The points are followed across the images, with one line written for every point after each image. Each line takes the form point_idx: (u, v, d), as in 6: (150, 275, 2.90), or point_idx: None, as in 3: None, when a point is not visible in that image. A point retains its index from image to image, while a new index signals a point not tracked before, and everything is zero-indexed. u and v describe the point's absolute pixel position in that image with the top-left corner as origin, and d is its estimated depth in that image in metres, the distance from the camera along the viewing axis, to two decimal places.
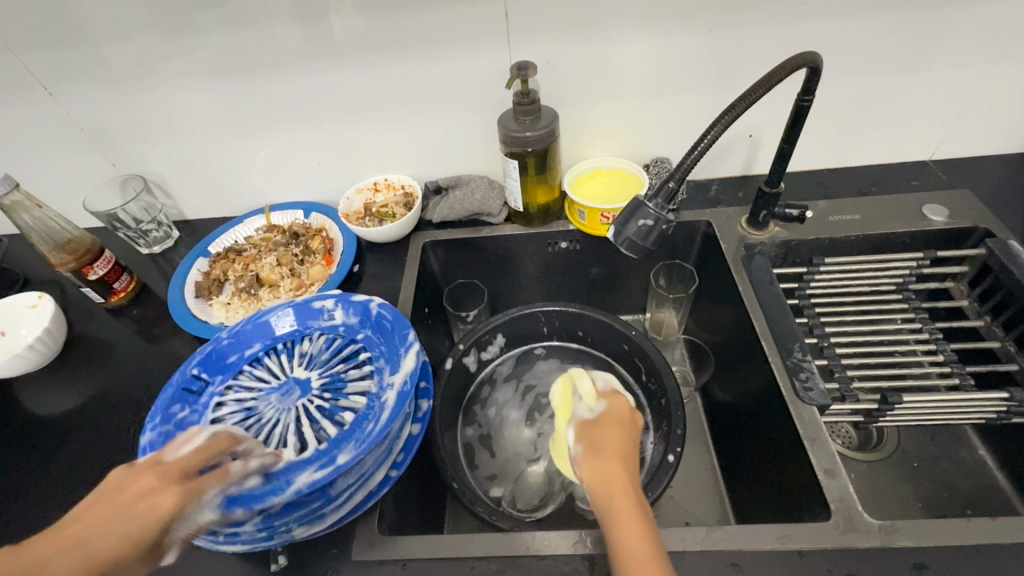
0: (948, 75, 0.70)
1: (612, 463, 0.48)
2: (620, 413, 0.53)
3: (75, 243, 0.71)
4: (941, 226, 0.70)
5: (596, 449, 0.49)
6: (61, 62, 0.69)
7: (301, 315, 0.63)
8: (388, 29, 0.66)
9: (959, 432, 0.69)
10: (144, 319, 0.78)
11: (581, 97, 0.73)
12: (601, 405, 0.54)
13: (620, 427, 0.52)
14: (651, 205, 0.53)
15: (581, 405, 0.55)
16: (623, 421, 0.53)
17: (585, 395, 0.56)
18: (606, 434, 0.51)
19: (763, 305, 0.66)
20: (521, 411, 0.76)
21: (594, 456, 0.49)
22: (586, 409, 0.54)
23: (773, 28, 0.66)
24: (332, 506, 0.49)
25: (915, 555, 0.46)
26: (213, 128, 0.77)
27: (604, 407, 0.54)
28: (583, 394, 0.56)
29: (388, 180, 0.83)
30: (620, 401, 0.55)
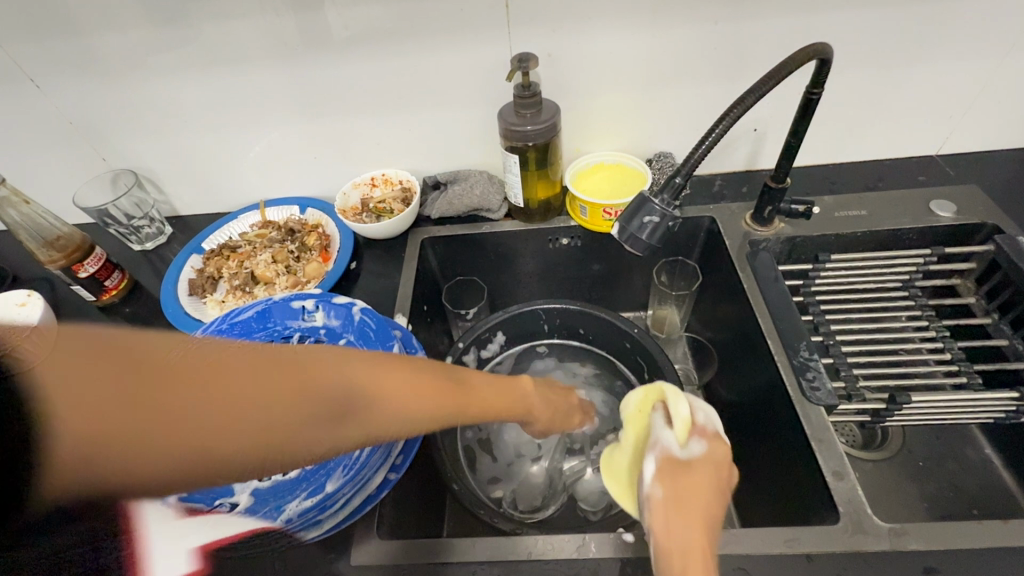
0: (957, 68, 0.69)
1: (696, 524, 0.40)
2: (717, 460, 0.44)
3: (65, 240, 0.69)
4: (949, 222, 0.69)
5: (673, 496, 0.42)
6: (48, 54, 0.67)
7: (285, 319, 0.63)
8: (385, 20, 0.64)
9: (964, 430, 0.68)
10: (137, 317, 0.76)
11: (583, 90, 0.72)
12: (696, 442, 0.45)
13: (709, 473, 0.44)
14: (656, 201, 0.52)
15: (668, 435, 0.46)
16: (714, 468, 0.44)
17: (677, 422, 0.47)
18: (694, 481, 0.43)
19: (768, 303, 0.64)
20: None
21: (673, 502, 0.42)
22: (678, 441, 0.46)
23: (779, 20, 0.64)
24: (329, 512, 0.47)
25: (925, 558, 0.45)
26: (206, 122, 0.75)
27: (700, 449, 0.45)
28: (676, 421, 0.47)
29: (385, 175, 0.81)
30: (720, 447, 0.45)
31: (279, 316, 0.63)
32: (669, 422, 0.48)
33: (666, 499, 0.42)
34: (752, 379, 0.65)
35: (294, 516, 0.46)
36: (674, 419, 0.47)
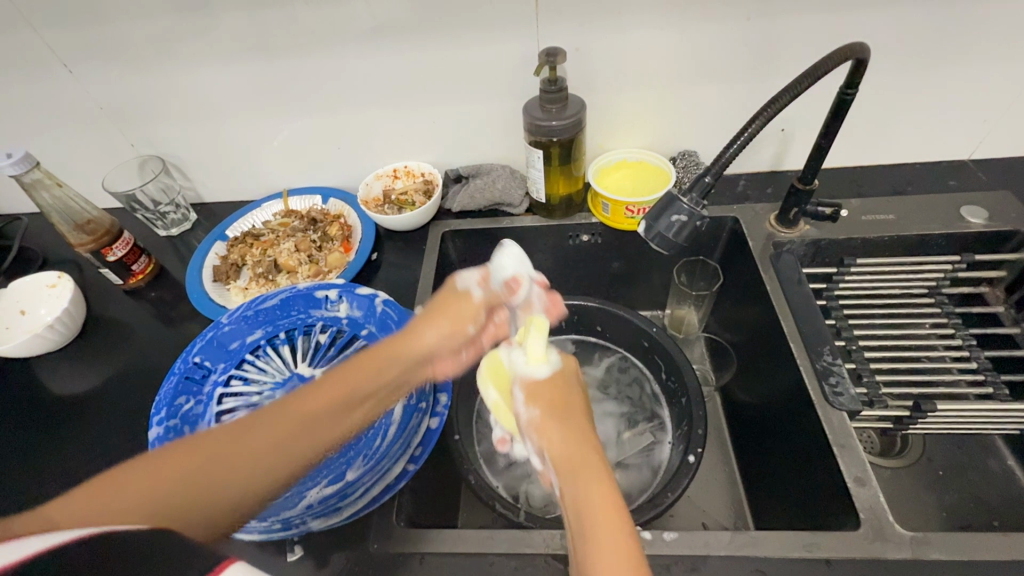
0: (997, 71, 0.67)
1: (586, 460, 0.43)
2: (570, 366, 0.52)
3: (94, 224, 0.70)
4: (980, 229, 0.67)
5: (561, 439, 0.45)
6: (82, 40, 0.68)
7: (309, 308, 0.64)
8: (414, 12, 0.64)
9: (988, 441, 0.66)
10: (162, 302, 0.78)
11: (608, 86, 0.71)
12: (553, 364, 0.51)
13: (571, 390, 0.50)
14: (685, 200, 0.52)
15: (523, 363, 0.50)
16: (571, 382, 0.51)
17: (528, 354, 0.50)
18: (554, 392, 0.49)
19: (792, 305, 0.64)
20: None
21: (549, 418, 0.46)
22: (535, 369, 0.50)
23: (814, 16, 0.63)
24: (349, 500, 0.49)
25: (948, 568, 0.45)
26: (234, 110, 0.76)
27: (556, 360, 0.51)
28: (531, 350, 0.50)
29: (407, 168, 0.81)
30: (565, 361, 0.52)
31: (303, 305, 0.64)
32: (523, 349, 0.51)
33: (552, 442, 0.45)
34: (772, 382, 0.65)
35: (316, 502, 0.48)
36: (523, 354, 0.51)
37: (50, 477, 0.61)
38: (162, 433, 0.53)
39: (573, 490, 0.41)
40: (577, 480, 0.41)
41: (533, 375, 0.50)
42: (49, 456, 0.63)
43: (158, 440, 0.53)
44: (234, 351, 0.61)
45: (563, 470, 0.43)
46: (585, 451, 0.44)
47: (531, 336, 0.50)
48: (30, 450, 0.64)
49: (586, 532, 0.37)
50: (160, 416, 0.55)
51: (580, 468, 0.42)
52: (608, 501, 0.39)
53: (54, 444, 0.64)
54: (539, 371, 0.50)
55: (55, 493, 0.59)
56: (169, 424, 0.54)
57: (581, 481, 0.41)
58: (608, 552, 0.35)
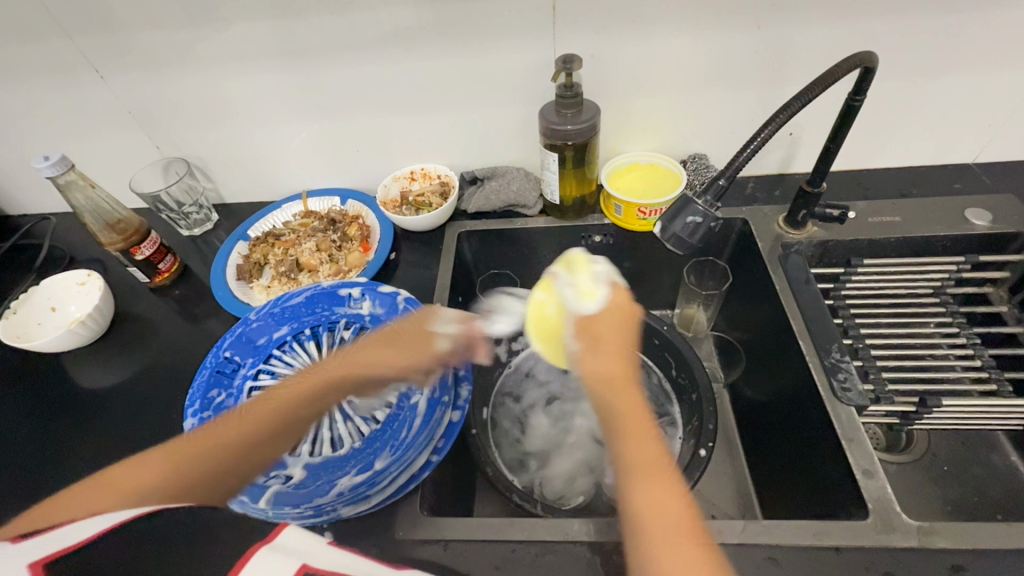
0: (1001, 78, 0.69)
1: (639, 429, 0.44)
2: (628, 301, 0.50)
3: (124, 224, 0.72)
4: (984, 231, 0.69)
5: (606, 380, 0.46)
6: (114, 46, 0.70)
7: (332, 305, 0.66)
8: (435, 20, 0.66)
9: (992, 437, 0.68)
10: (186, 299, 0.80)
11: (622, 91, 0.73)
12: (604, 300, 0.48)
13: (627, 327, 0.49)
14: (700, 202, 0.54)
15: (574, 297, 0.48)
16: (623, 317, 0.49)
17: (579, 293, 0.48)
18: (605, 330, 0.48)
19: (801, 305, 0.65)
20: (540, 397, 0.76)
21: (593, 352, 0.47)
22: (585, 306, 0.48)
23: (823, 25, 0.65)
24: (377, 488, 0.51)
25: (953, 557, 0.47)
26: (257, 114, 0.78)
27: (606, 294, 0.49)
28: (580, 285, 0.48)
29: (424, 170, 0.84)
30: (620, 295, 0.50)
31: (327, 302, 0.66)
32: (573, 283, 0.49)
33: (600, 391, 0.46)
34: (781, 379, 0.67)
35: (346, 490, 0.50)
36: (574, 287, 0.49)
37: (84, 466, 0.63)
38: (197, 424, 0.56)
39: (626, 439, 0.44)
40: (632, 429, 0.44)
41: (584, 311, 0.48)
42: (82, 446, 0.65)
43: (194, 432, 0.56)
44: (262, 346, 0.64)
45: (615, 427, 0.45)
46: (632, 397, 0.46)
47: (581, 272, 0.49)
48: (62, 441, 0.66)
49: (642, 483, 0.41)
50: (194, 408, 0.57)
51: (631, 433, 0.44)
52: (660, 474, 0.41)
53: (85, 436, 0.66)
54: (590, 308, 0.48)
55: None
56: (203, 415, 0.57)
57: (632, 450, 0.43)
58: (662, 502, 0.40)
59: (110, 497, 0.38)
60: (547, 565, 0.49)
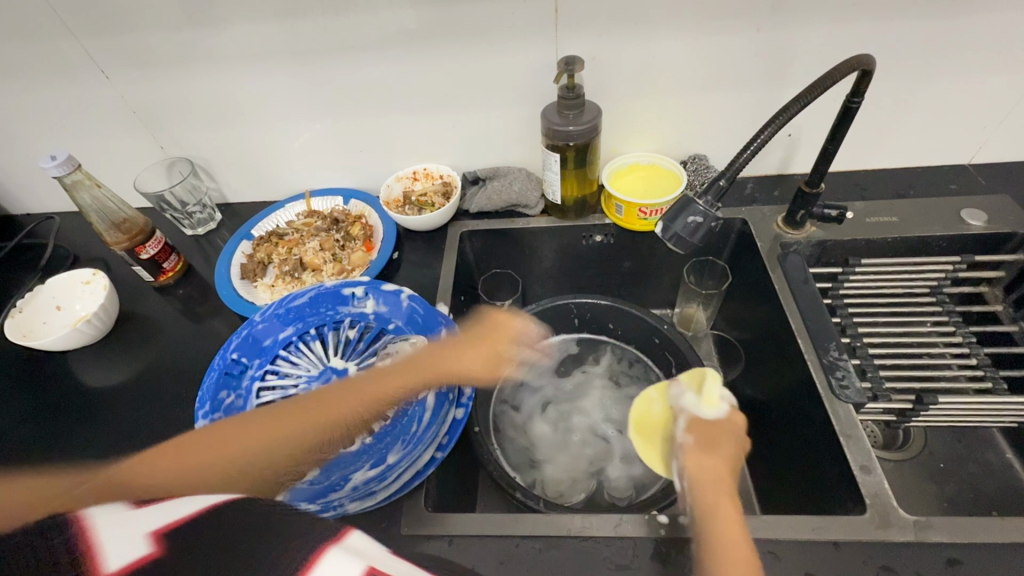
0: (996, 79, 0.70)
1: (729, 527, 0.44)
2: (743, 425, 0.54)
3: (129, 223, 0.73)
4: (980, 231, 0.70)
5: (711, 480, 0.49)
6: (119, 47, 0.71)
7: (336, 305, 0.67)
8: (438, 22, 0.67)
9: (987, 435, 0.69)
10: (190, 299, 0.81)
11: (622, 92, 0.74)
12: (723, 412, 0.54)
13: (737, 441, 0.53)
14: (701, 202, 0.55)
15: (695, 403, 0.56)
16: (737, 436, 0.53)
17: (703, 398, 0.56)
18: (717, 438, 0.53)
19: (801, 304, 0.66)
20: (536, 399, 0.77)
21: (703, 451, 0.52)
22: (703, 411, 0.55)
23: (822, 28, 0.65)
24: (385, 483, 0.52)
25: (949, 550, 0.48)
26: (261, 114, 0.79)
27: (724, 411, 0.54)
28: (704, 394, 0.56)
29: (427, 170, 0.84)
30: (739, 416, 0.54)
31: (331, 302, 0.67)
32: (699, 394, 0.57)
33: (699, 483, 0.49)
34: (780, 377, 0.68)
35: (360, 484, 0.52)
36: (698, 395, 0.56)
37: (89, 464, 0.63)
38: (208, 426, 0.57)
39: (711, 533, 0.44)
40: (717, 525, 0.45)
41: (700, 414, 0.55)
42: (87, 444, 0.65)
43: None
44: (268, 347, 0.64)
45: (704, 512, 0.46)
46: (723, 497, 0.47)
47: (707, 383, 0.57)
48: (68, 439, 0.66)
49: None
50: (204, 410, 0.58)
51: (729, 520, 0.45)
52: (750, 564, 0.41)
53: (91, 433, 0.66)
54: (708, 414, 0.54)
55: None
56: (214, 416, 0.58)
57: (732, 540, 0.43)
58: None
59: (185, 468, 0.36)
60: (550, 560, 0.50)
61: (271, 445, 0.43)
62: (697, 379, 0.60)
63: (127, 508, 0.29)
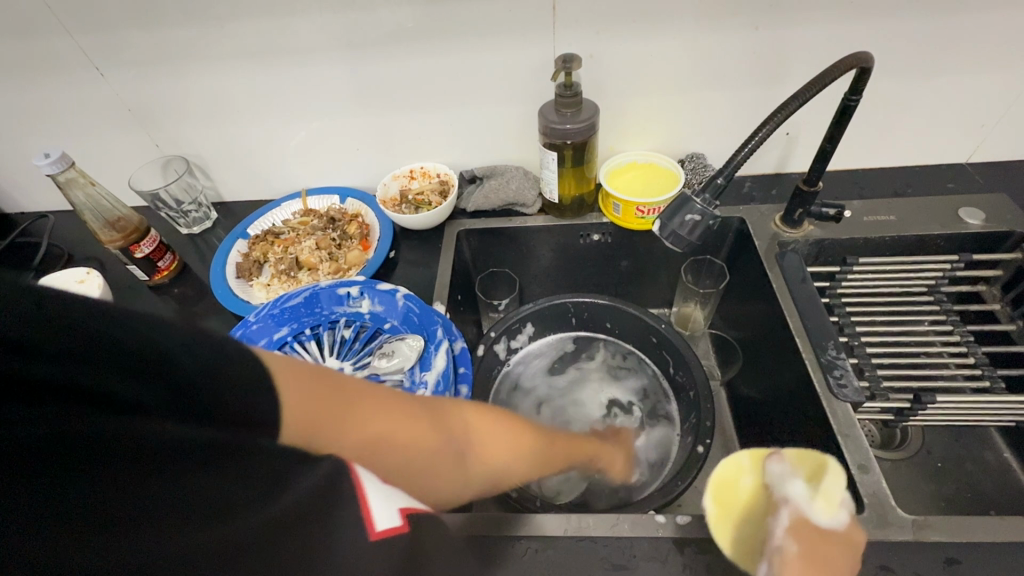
0: (994, 79, 0.70)
1: None
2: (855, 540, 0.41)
3: (124, 221, 0.73)
4: (977, 230, 0.70)
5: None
6: (114, 44, 0.70)
7: (331, 305, 0.67)
8: (435, 20, 0.67)
9: (985, 434, 0.69)
10: (185, 298, 0.80)
11: (620, 90, 0.74)
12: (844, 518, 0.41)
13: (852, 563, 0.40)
14: (698, 200, 0.54)
15: (808, 499, 0.42)
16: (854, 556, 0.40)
17: (817, 494, 0.42)
18: (832, 551, 0.39)
19: (798, 303, 0.66)
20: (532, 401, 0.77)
21: (806, 560, 0.39)
22: (823, 515, 0.41)
23: (820, 26, 0.65)
24: None
25: (947, 550, 0.48)
26: (258, 112, 0.78)
27: (845, 521, 0.41)
28: (822, 493, 0.41)
29: (424, 168, 0.84)
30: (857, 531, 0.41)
31: (326, 302, 0.68)
32: (817, 492, 0.42)
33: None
34: (778, 376, 0.67)
35: None
36: (816, 489, 0.42)
37: None
38: None
39: None
40: None
41: (818, 518, 0.40)
42: None
43: None
44: (263, 347, 0.64)
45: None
46: None
47: (828, 477, 0.42)
48: None
49: None
50: None
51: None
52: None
53: None
54: (822, 516, 0.41)
55: None
56: None
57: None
58: None
59: (324, 419, 0.32)
60: (547, 560, 0.50)
61: (402, 457, 0.36)
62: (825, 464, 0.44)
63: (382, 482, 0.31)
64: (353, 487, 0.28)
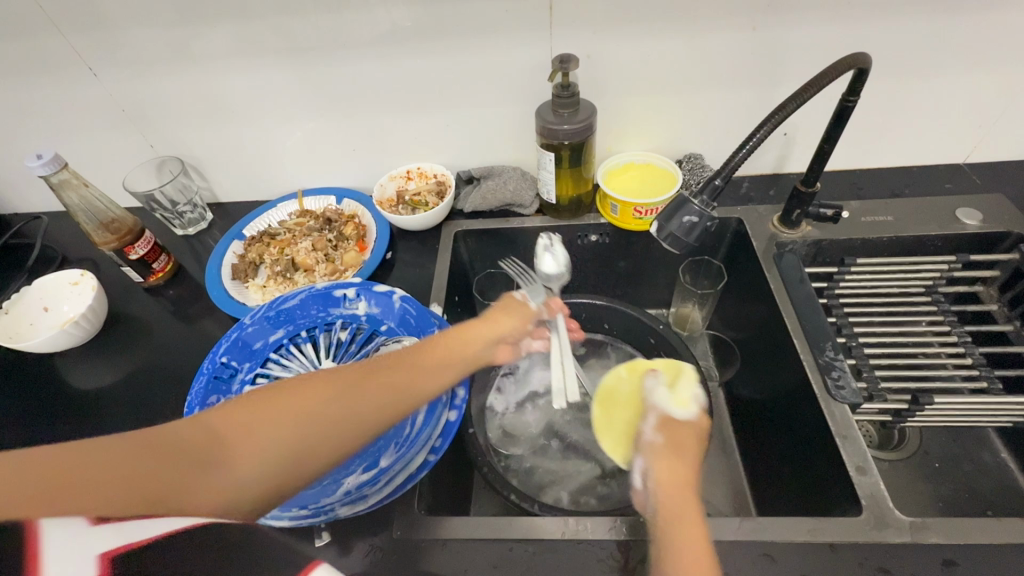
0: (992, 79, 0.70)
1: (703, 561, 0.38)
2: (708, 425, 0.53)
3: (118, 223, 0.72)
4: (975, 231, 0.70)
5: (669, 479, 0.45)
6: (107, 45, 0.70)
7: (327, 307, 0.67)
8: (431, 19, 0.66)
9: (982, 434, 0.69)
10: (181, 299, 0.80)
11: (618, 90, 0.73)
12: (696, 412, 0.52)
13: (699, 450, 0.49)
14: (696, 201, 0.54)
15: (667, 400, 0.53)
16: (700, 442, 0.50)
17: (675, 396, 0.54)
18: (685, 440, 0.49)
19: (795, 304, 0.66)
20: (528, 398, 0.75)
21: (671, 452, 0.48)
22: (678, 411, 0.52)
23: (818, 26, 0.65)
24: (376, 487, 0.51)
25: (946, 552, 0.47)
26: (253, 113, 0.78)
27: (691, 415, 0.52)
28: (677, 394, 0.54)
29: (421, 169, 0.83)
30: (706, 421, 0.53)
31: (322, 304, 0.67)
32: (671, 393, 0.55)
33: (665, 490, 0.44)
34: (776, 376, 0.67)
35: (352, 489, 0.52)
36: (671, 393, 0.54)
37: None
38: None
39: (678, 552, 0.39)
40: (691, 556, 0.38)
41: (674, 412, 0.52)
42: None
43: None
44: (258, 350, 0.64)
45: (665, 521, 0.42)
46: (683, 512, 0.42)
47: (682, 384, 0.56)
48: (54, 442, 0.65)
49: None
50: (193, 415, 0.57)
51: (692, 531, 0.40)
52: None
53: (77, 437, 0.65)
54: (679, 411, 0.52)
55: None
56: None
57: (672, 541, 0.39)
58: None
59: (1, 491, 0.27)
60: (544, 563, 0.49)
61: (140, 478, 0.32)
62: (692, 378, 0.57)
63: (88, 525, 0.26)
64: (23, 547, 0.24)
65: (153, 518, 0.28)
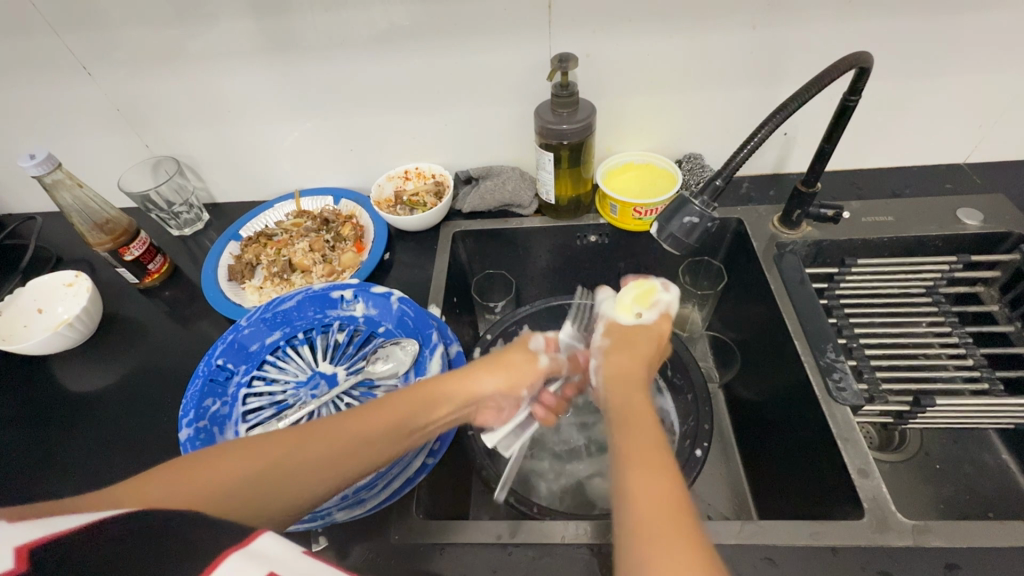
0: (992, 79, 0.70)
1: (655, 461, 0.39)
2: (666, 328, 0.56)
3: (113, 224, 0.71)
4: (976, 231, 0.70)
5: (616, 393, 0.48)
6: (100, 44, 0.69)
7: (324, 308, 0.66)
8: (429, 18, 0.65)
9: (983, 435, 0.69)
10: (176, 301, 0.79)
11: (617, 90, 0.73)
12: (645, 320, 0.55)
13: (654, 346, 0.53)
14: (696, 202, 0.54)
15: (617, 309, 0.56)
16: (656, 342, 0.54)
17: (625, 305, 0.57)
18: (640, 343, 0.53)
19: (795, 304, 0.66)
20: None
21: (623, 355, 0.52)
22: (626, 318, 0.55)
23: (819, 26, 0.65)
24: (372, 492, 0.51)
25: (948, 555, 0.47)
26: (249, 113, 0.77)
27: (650, 319, 0.55)
28: (630, 303, 0.56)
29: (418, 169, 0.83)
30: (665, 324, 0.56)
31: (319, 306, 0.67)
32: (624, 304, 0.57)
33: (619, 385, 0.49)
34: (777, 378, 0.67)
35: (349, 492, 0.51)
36: (630, 302, 0.56)
37: (70, 471, 0.61)
38: (192, 434, 0.55)
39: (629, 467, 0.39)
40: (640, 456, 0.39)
41: (620, 319, 0.56)
42: (67, 450, 0.64)
43: (189, 442, 0.55)
44: (254, 353, 0.64)
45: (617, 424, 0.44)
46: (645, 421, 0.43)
47: (635, 292, 0.57)
48: (47, 445, 0.64)
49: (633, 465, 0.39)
50: (188, 418, 0.56)
51: (637, 427, 0.42)
52: (655, 462, 0.38)
53: (71, 440, 0.65)
54: (627, 321, 0.55)
55: (74, 487, 0.60)
56: (198, 425, 0.56)
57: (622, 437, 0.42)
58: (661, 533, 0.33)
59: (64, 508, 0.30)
60: (544, 568, 0.49)
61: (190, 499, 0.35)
62: (642, 289, 0.57)
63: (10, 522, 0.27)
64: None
65: (69, 514, 0.29)
